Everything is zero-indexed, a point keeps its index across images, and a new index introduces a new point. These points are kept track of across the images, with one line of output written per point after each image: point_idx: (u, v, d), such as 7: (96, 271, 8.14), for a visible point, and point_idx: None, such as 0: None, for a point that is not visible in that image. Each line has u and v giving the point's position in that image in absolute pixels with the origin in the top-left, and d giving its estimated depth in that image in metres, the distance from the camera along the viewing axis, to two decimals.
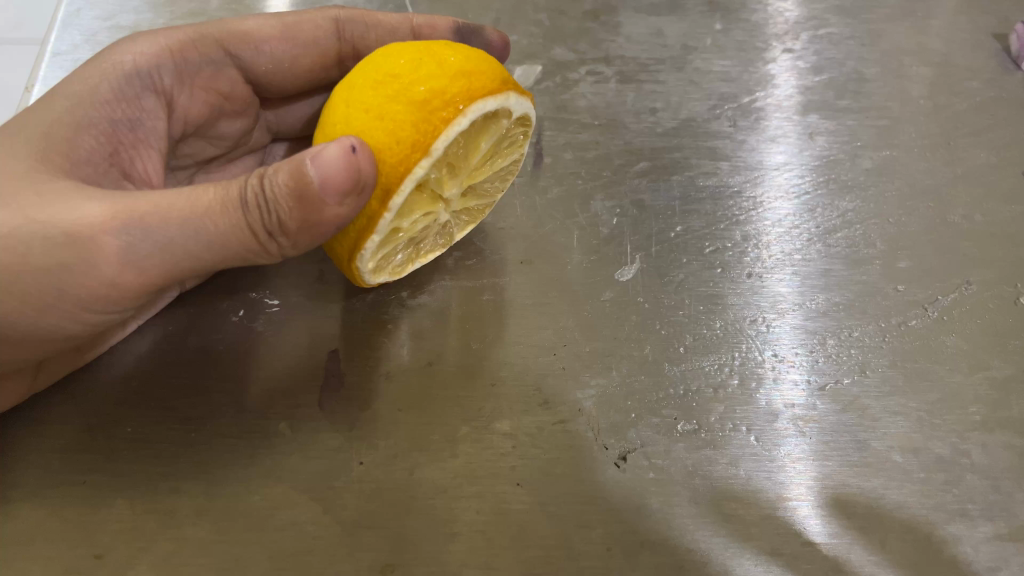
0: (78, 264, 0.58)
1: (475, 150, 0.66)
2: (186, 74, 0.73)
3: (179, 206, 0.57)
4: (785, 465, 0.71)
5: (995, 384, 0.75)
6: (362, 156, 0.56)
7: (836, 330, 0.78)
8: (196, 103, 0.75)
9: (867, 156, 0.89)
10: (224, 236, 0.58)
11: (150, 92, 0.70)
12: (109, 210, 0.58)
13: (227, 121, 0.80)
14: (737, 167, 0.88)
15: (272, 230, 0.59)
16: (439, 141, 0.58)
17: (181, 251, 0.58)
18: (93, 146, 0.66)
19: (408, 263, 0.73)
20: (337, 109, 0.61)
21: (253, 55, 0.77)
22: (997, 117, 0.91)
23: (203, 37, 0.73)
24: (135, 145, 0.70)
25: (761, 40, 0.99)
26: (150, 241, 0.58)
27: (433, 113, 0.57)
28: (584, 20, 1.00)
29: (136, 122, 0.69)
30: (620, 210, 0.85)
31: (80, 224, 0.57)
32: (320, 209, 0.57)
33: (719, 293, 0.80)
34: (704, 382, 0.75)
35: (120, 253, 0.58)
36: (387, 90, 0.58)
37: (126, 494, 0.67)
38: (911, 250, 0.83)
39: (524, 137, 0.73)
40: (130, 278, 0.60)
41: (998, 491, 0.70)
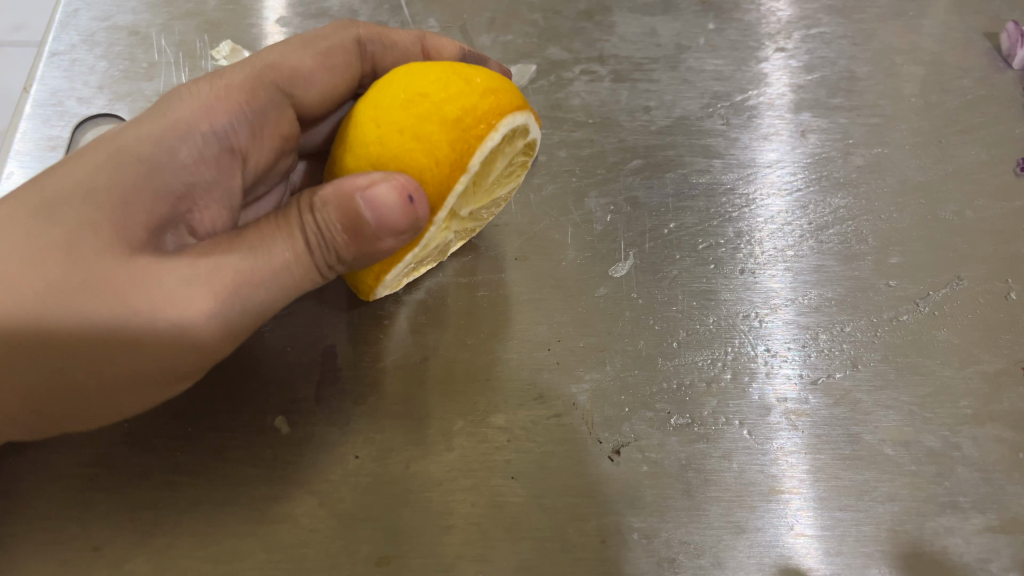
0: (182, 346, 0.57)
1: (492, 170, 0.68)
2: (257, 124, 0.67)
3: (262, 268, 0.58)
4: (776, 459, 0.71)
5: (986, 377, 0.76)
6: (419, 203, 0.57)
7: (828, 325, 0.79)
8: (267, 153, 0.69)
9: (860, 153, 0.90)
10: (297, 281, 0.60)
11: (226, 152, 0.64)
12: (212, 290, 0.56)
13: (282, 162, 0.74)
14: (730, 166, 0.89)
15: (332, 264, 0.60)
16: (475, 158, 0.59)
17: (264, 306, 0.60)
18: (160, 211, 0.59)
19: (407, 277, 0.74)
20: (363, 127, 0.60)
21: (304, 90, 0.72)
22: (988, 115, 0.92)
23: (262, 80, 0.69)
24: (207, 204, 0.62)
25: (754, 39, 0.99)
26: (244, 310, 0.58)
27: (469, 133, 0.58)
28: (578, 20, 1.00)
29: (211, 185, 0.63)
30: (615, 207, 0.86)
31: (185, 308, 0.55)
32: (375, 244, 0.58)
33: (712, 289, 0.81)
34: (697, 376, 0.75)
35: (220, 328, 0.58)
36: (421, 109, 0.58)
37: (124, 488, 0.68)
38: (902, 246, 0.84)
39: (527, 164, 0.74)
40: (223, 344, 0.59)
41: (989, 484, 0.70)
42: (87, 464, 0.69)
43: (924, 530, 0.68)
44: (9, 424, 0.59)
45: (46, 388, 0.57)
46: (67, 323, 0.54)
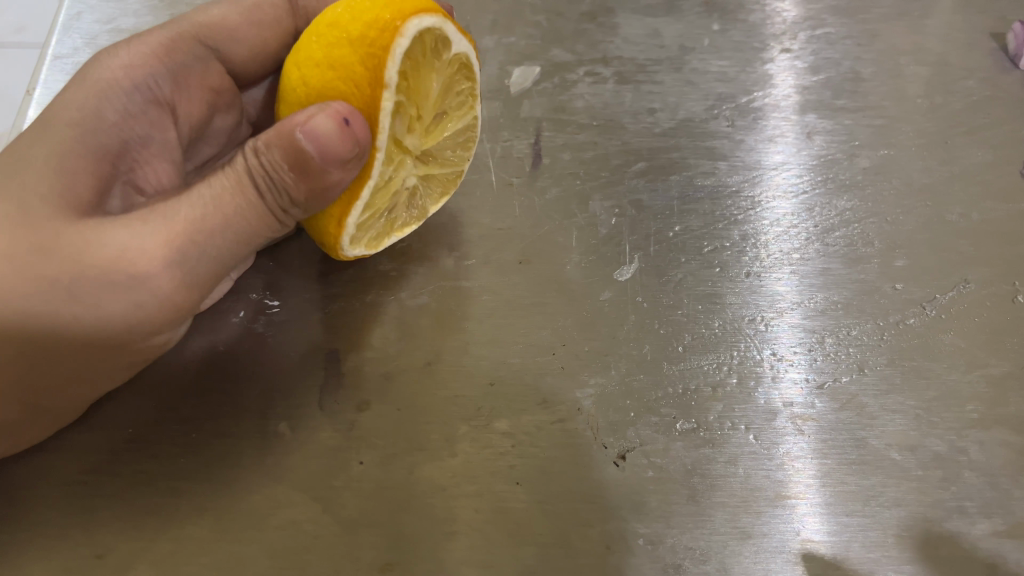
0: (144, 299, 0.59)
1: (427, 90, 0.65)
2: (181, 74, 0.69)
3: (212, 213, 0.58)
4: (783, 464, 0.71)
5: (992, 381, 0.75)
6: (355, 125, 0.55)
7: (834, 329, 0.78)
8: (197, 105, 0.72)
9: (864, 155, 0.89)
10: (253, 226, 0.60)
11: (152, 104, 0.67)
12: (160, 240, 0.57)
13: (221, 119, 0.76)
14: (736, 168, 0.88)
15: (286, 206, 0.60)
16: (388, 68, 0.56)
17: (224, 253, 0.60)
18: (102, 171, 0.63)
19: (382, 237, 0.72)
20: (291, 79, 0.60)
21: (230, 46, 0.73)
22: (993, 116, 0.91)
23: (183, 34, 0.70)
24: (146, 159, 0.67)
25: (758, 40, 0.99)
26: (202, 257, 0.59)
27: (374, 41, 0.55)
28: (581, 21, 0.99)
29: (146, 139, 0.67)
30: (619, 210, 0.85)
31: (136, 258, 0.57)
32: (324, 179, 0.57)
33: (717, 292, 0.80)
34: (703, 381, 0.75)
35: (178, 278, 0.59)
36: (329, 36, 0.57)
37: (127, 495, 0.68)
38: (908, 248, 0.83)
39: (474, 95, 0.71)
40: (188, 291, 0.60)
41: (995, 488, 0.70)
42: (89, 471, 0.69)
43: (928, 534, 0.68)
44: (12, 411, 0.64)
45: (29, 360, 0.61)
46: (27, 289, 0.57)
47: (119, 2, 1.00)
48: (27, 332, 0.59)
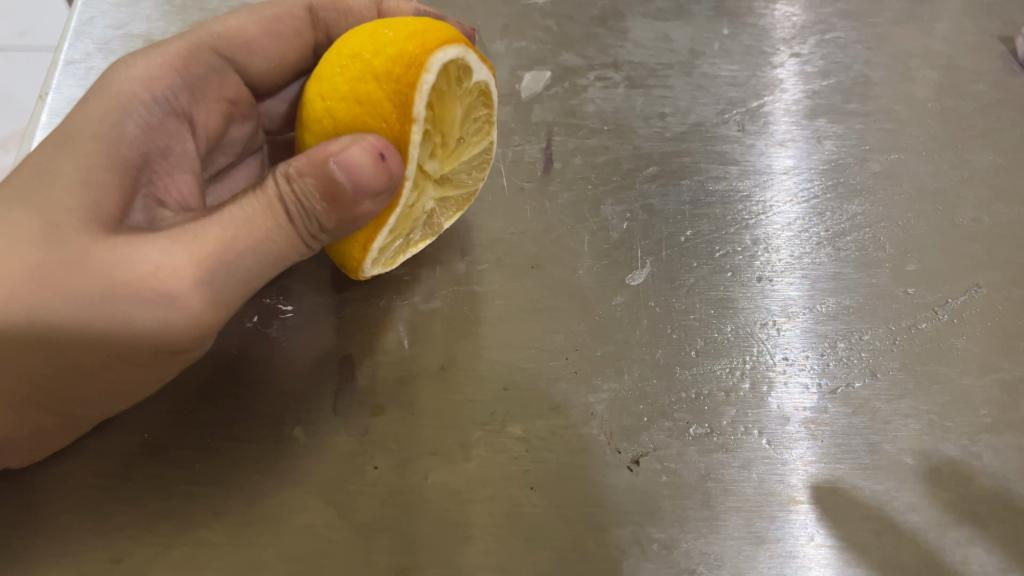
0: (173, 318, 0.58)
1: (450, 119, 0.65)
2: (197, 87, 0.69)
3: (242, 235, 0.57)
4: (795, 469, 0.71)
5: (1004, 386, 0.75)
6: (389, 162, 0.56)
7: (847, 334, 0.78)
8: (213, 115, 0.71)
9: (875, 159, 0.89)
10: (282, 251, 0.60)
11: (171, 116, 0.66)
12: (192, 258, 0.56)
13: (237, 129, 0.76)
14: (746, 172, 0.88)
15: (314, 232, 0.60)
16: (416, 103, 0.57)
17: (253, 274, 0.60)
18: (123, 183, 0.61)
19: (400, 255, 0.73)
20: (312, 105, 0.59)
21: (248, 57, 0.74)
22: (1003, 120, 0.91)
23: (198, 46, 0.70)
24: (168, 171, 0.65)
25: (768, 44, 0.99)
26: (232, 277, 0.58)
27: (402, 78, 0.56)
28: (591, 25, 0.99)
29: (165, 150, 0.65)
30: (631, 215, 0.86)
31: (168, 275, 0.56)
32: (354, 207, 0.58)
33: (729, 297, 0.80)
34: (716, 385, 0.75)
35: (208, 296, 0.58)
36: (354, 70, 0.56)
37: (143, 500, 0.68)
38: (920, 252, 0.83)
39: (490, 119, 0.72)
40: (216, 310, 0.60)
41: (1009, 493, 0.70)
42: (105, 477, 0.69)
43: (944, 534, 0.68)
44: (44, 420, 0.64)
45: (54, 376, 0.60)
46: (54, 304, 0.56)
47: (130, 7, 1.00)
48: (50, 347, 0.57)
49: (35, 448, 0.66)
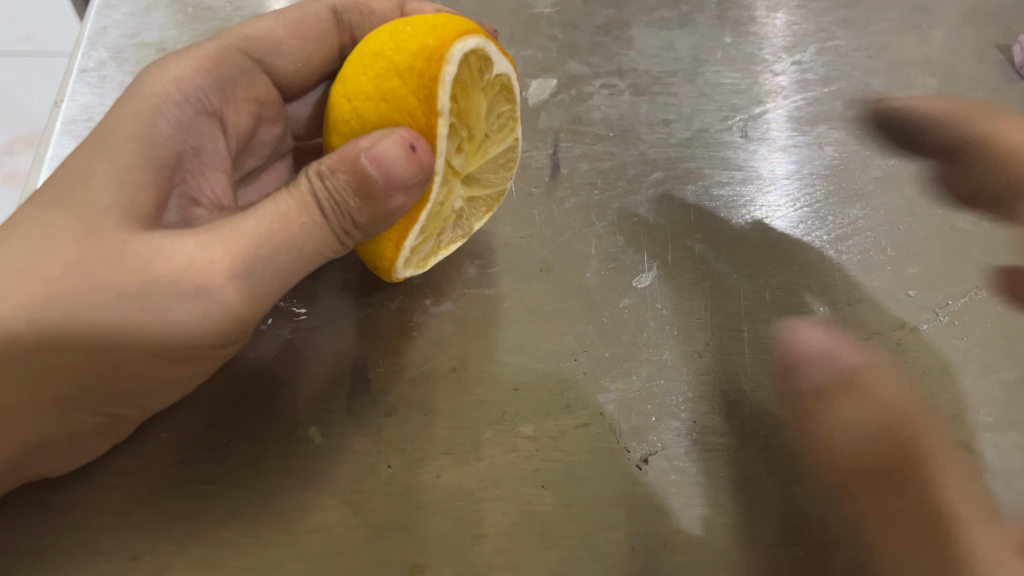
0: (211, 310, 0.59)
1: (474, 113, 0.66)
2: (227, 88, 0.71)
3: (276, 229, 0.59)
4: (800, 468, 0.72)
5: (1005, 386, 0.77)
6: (421, 151, 0.57)
7: (849, 335, 0.80)
8: (244, 117, 0.73)
9: (876, 165, 0.91)
10: (316, 247, 0.62)
11: (201, 115, 0.68)
12: (227, 251, 0.58)
13: (266, 130, 0.78)
14: (751, 178, 0.90)
15: (348, 229, 0.61)
16: (442, 96, 0.57)
17: (287, 269, 0.61)
18: (160, 181, 0.63)
19: (432, 256, 0.75)
20: (340, 108, 0.61)
21: (275, 58, 0.76)
22: (1002, 126, 0.93)
23: (228, 48, 0.72)
24: (200, 170, 0.68)
25: (769, 52, 1.00)
26: (267, 269, 0.60)
27: (425, 73, 0.57)
28: (596, 34, 1.01)
29: (197, 149, 0.68)
30: (637, 219, 0.87)
31: (204, 268, 0.58)
32: (386, 202, 0.60)
33: (736, 299, 0.82)
34: (722, 386, 0.76)
35: (245, 288, 0.60)
36: (376, 67, 0.58)
37: (161, 499, 0.69)
38: (921, 256, 0.85)
39: (514, 115, 0.72)
40: (251, 303, 0.61)
41: (1008, 492, 0.72)
42: (132, 480, 0.70)
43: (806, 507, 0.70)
44: (82, 421, 0.64)
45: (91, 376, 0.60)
46: (92, 302, 0.57)
47: (143, 16, 1.01)
48: (89, 346, 0.58)
49: (71, 451, 0.67)
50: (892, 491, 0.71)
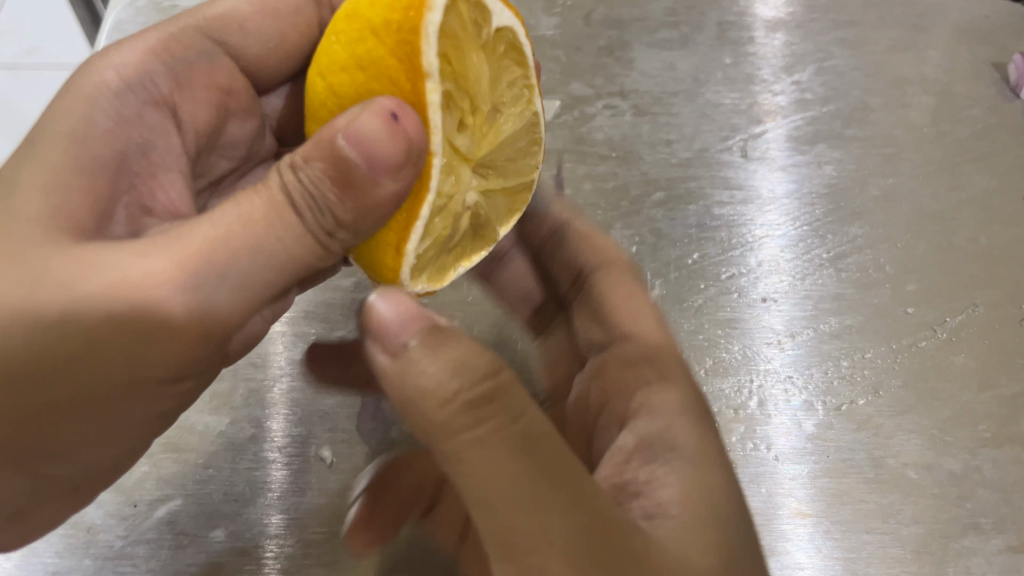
0: (159, 333, 0.48)
1: (475, 79, 0.57)
2: (181, 74, 0.62)
3: (234, 232, 0.49)
4: (801, 484, 0.74)
5: (1003, 401, 0.78)
6: (405, 121, 0.48)
7: (849, 352, 0.81)
8: (203, 107, 0.63)
9: (875, 183, 0.92)
10: (283, 256, 0.50)
11: (150, 105, 0.59)
12: (171, 260, 0.48)
13: (235, 125, 0.67)
14: (750, 198, 0.91)
15: (330, 230, 0.51)
16: (425, 51, 0.48)
17: (252, 280, 0.49)
18: (97, 188, 0.53)
19: (451, 270, 0.61)
20: (316, 90, 0.54)
21: (242, 38, 0.66)
22: (998, 144, 0.95)
23: (184, 28, 0.63)
24: (150, 171, 0.58)
25: (768, 73, 1.02)
26: (224, 284, 0.48)
27: (403, 25, 0.48)
28: (598, 56, 1.03)
29: (146, 148, 0.58)
30: (639, 239, 0.89)
31: (144, 281, 0.47)
32: (372, 191, 0.49)
33: (735, 318, 0.84)
34: (725, 404, 0.79)
35: (196, 307, 0.48)
36: (350, 34, 0.51)
37: (176, 515, 0.70)
38: (919, 273, 0.86)
39: (530, 84, 0.62)
40: (212, 324, 0.49)
41: (1009, 504, 0.73)
42: (156, 500, 0.71)
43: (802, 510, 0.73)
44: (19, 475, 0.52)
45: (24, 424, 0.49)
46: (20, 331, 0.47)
47: None
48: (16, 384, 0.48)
49: (28, 520, 0.57)
50: (526, 430, 0.43)
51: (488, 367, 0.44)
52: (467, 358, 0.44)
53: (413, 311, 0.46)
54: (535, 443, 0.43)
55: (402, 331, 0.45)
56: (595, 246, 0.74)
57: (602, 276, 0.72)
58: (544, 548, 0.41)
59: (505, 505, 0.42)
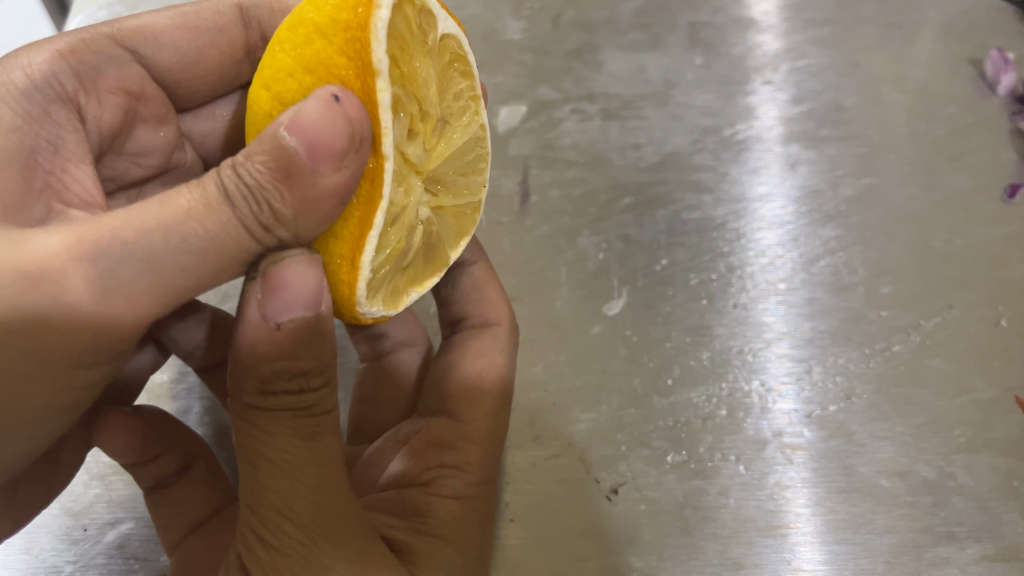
0: (59, 313, 0.44)
1: (424, 84, 0.53)
2: (87, 77, 0.59)
3: (150, 212, 0.44)
4: (774, 494, 0.73)
5: (979, 406, 0.76)
6: (348, 103, 0.44)
7: (822, 358, 0.80)
8: (110, 110, 0.61)
9: (848, 184, 0.90)
10: (214, 244, 0.45)
11: (57, 104, 0.56)
12: (71, 235, 0.44)
13: (146, 131, 0.65)
14: (720, 200, 0.90)
15: (268, 224, 0.46)
16: (375, 47, 0.44)
17: (166, 263, 0.44)
18: (7, 181, 0.51)
19: (404, 294, 0.57)
20: (260, 104, 0.50)
21: (155, 50, 0.65)
22: (975, 143, 0.93)
23: (95, 34, 0.61)
24: (61, 165, 0.56)
25: (742, 73, 1.00)
26: (131, 261, 0.44)
27: (351, 23, 0.45)
28: (567, 59, 1.01)
29: (55, 142, 0.56)
30: (607, 245, 0.88)
31: (40, 257, 0.43)
32: (314, 181, 0.45)
33: (705, 325, 0.82)
34: (694, 413, 0.77)
35: (99, 284, 0.44)
36: (296, 39, 0.47)
37: (132, 540, 0.72)
38: (893, 275, 0.84)
39: (475, 95, 0.60)
40: (117, 309, 0.44)
41: (985, 512, 0.71)
42: (107, 524, 0.72)
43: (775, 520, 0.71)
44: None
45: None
46: None
47: None
48: None
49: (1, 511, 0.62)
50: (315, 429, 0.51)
51: (321, 380, 0.51)
52: (310, 372, 0.50)
53: (317, 304, 0.48)
54: (325, 447, 0.52)
55: (284, 315, 0.48)
56: (489, 304, 0.73)
57: (480, 335, 0.72)
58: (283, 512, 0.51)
59: (272, 471, 0.51)
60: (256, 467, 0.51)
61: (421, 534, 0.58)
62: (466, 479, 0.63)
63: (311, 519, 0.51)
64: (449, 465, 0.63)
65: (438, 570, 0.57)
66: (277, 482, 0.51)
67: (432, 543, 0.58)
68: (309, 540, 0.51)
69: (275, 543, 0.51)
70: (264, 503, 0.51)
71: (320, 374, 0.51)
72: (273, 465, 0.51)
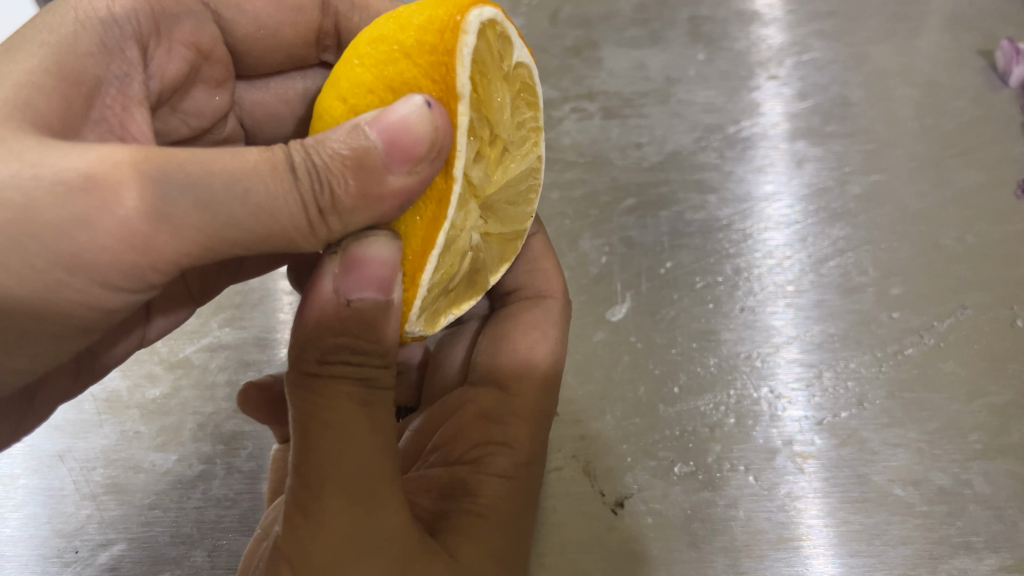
0: (107, 228, 0.40)
1: (496, 108, 0.51)
2: (165, 25, 0.57)
3: (219, 154, 0.41)
4: (785, 505, 0.70)
5: (994, 411, 0.74)
6: (440, 111, 0.42)
7: (832, 362, 0.77)
8: (176, 62, 0.59)
9: (856, 181, 0.88)
10: (270, 211, 0.42)
11: (129, 46, 0.54)
12: (139, 152, 0.40)
13: (203, 93, 0.64)
14: (726, 200, 0.88)
15: (324, 209, 0.43)
16: (460, 72, 0.43)
17: (222, 212, 0.41)
18: (65, 100, 0.49)
19: (441, 316, 0.54)
20: (326, 108, 0.47)
21: (235, 14, 0.63)
22: (985, 136, 0.90)
23: None
24: (122, 104, 0.54)
25: (745, 68, 0.98)
26: (187, 194, 0.40)
27: (438, 47, 0.43)
28: (565, 57, 0.99)
29: (123, 81, 0.54)
30: (609, 248, 0.86)
31: (100, 165, 0.40)
32: (381, 180, 0.43)
33: (712, 329, 0.80)
34: (701, 422, 0.75)
35: (153, 209, 0.40)
36: (376, 55, 0.45)
37: (129, 562, 0.70)
38: (904, 276, 0.82)
39: (536, 127, 0.59)
40: (167, 242, 0.41)
41: (1001, 521, 0.69)
42: (97, 546, 0.70)
43: (786, 532, 0.69)
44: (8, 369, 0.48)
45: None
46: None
47: None
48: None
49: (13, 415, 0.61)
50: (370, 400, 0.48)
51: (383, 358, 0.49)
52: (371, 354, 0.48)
53: (389, 288, 0.46)
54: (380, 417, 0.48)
55: (355, 293, 0.46)
56: (545, 277, 0.72)
57: (531, 308, 0.69)
58: (330, 475, 0.46)
59: (324, 435, 0.46)
60: (307, 429, 0.47)
61: (466, 510, 0.54)
62: (514, 458, 0.59)
63: (358, 486, 0.46)
64: (498, 441, 0.59)
65: (477, 547, 0.52)
66: (327, 445, 0.46)
67: (475, 520, 0.53)
68: (353, 507, 0.46)
69: (316, 510, 0.46)
70: (310, 468, 0.46)
71: (381, 359, 0.48)
72: (324, 428, 0.46)
